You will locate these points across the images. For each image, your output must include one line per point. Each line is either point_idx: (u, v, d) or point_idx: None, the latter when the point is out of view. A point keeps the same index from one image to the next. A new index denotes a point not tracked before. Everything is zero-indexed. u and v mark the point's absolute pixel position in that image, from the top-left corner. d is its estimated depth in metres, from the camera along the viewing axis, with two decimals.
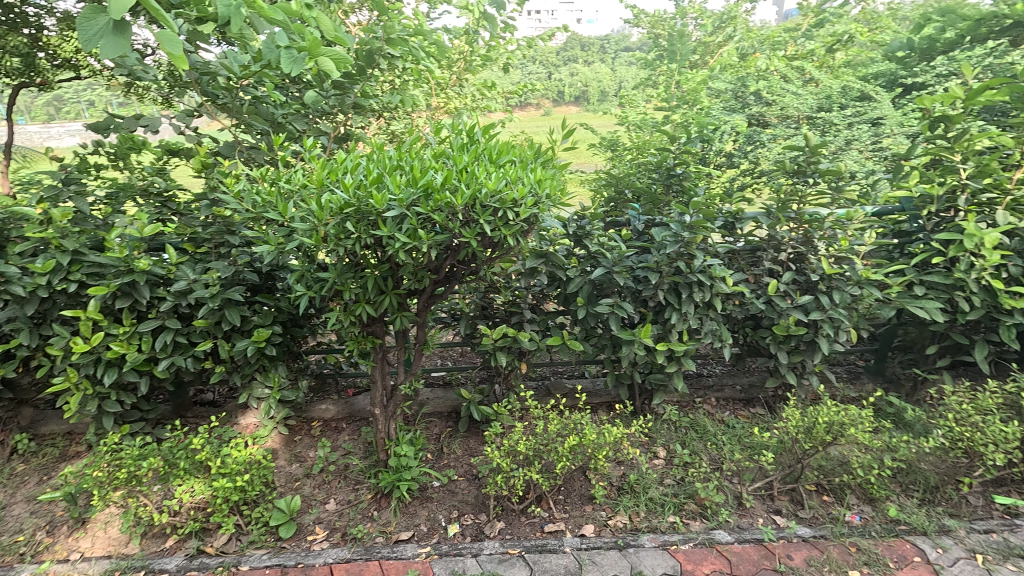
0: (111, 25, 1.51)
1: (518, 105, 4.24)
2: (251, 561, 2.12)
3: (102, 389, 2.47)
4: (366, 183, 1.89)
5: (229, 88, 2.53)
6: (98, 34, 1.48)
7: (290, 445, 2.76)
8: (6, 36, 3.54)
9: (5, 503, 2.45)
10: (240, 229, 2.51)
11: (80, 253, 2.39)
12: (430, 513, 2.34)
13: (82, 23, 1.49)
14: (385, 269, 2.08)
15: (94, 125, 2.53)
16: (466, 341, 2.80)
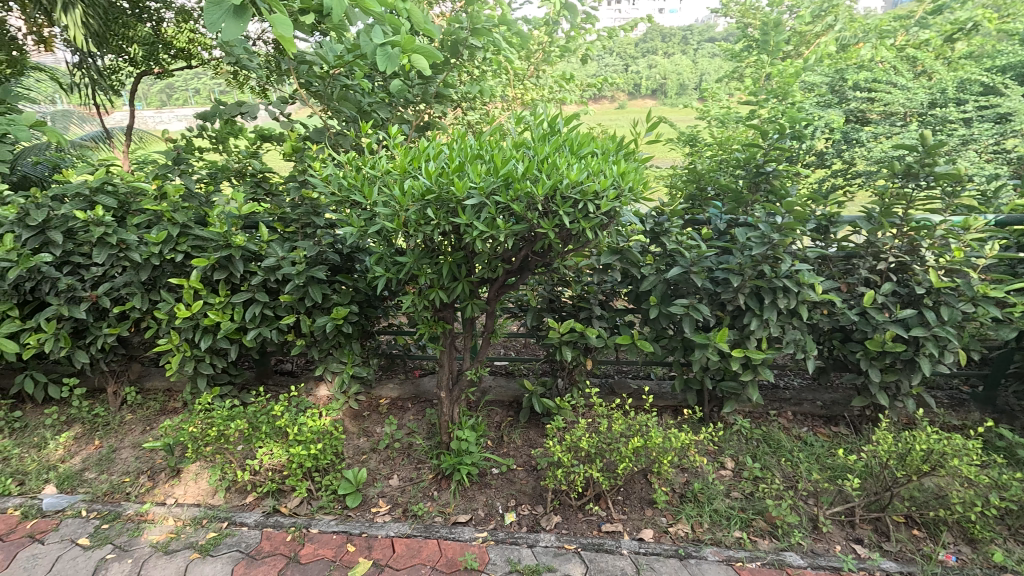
0: (231, 9, 1.60)
1: (593, 97, 4.16)
2: (320, 525, 2.25)
3: (198, 352, 2.70)
4: (448, 171, 1.92)
5: (323, 76, 2.69)
6: (220, 18, 1.57)
7: (359, 420, 2.90)
8: (133, 29, 4.02)
9: (115, 447, 2.76)
10: (326, 212, 2.65)
11: (186, 228, 2.61)
12: (488, 500, 2.37)
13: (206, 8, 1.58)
14: (460, 257, 2.12)
15: (201, 111, 2.73)
16: (532, 332, 2.80)
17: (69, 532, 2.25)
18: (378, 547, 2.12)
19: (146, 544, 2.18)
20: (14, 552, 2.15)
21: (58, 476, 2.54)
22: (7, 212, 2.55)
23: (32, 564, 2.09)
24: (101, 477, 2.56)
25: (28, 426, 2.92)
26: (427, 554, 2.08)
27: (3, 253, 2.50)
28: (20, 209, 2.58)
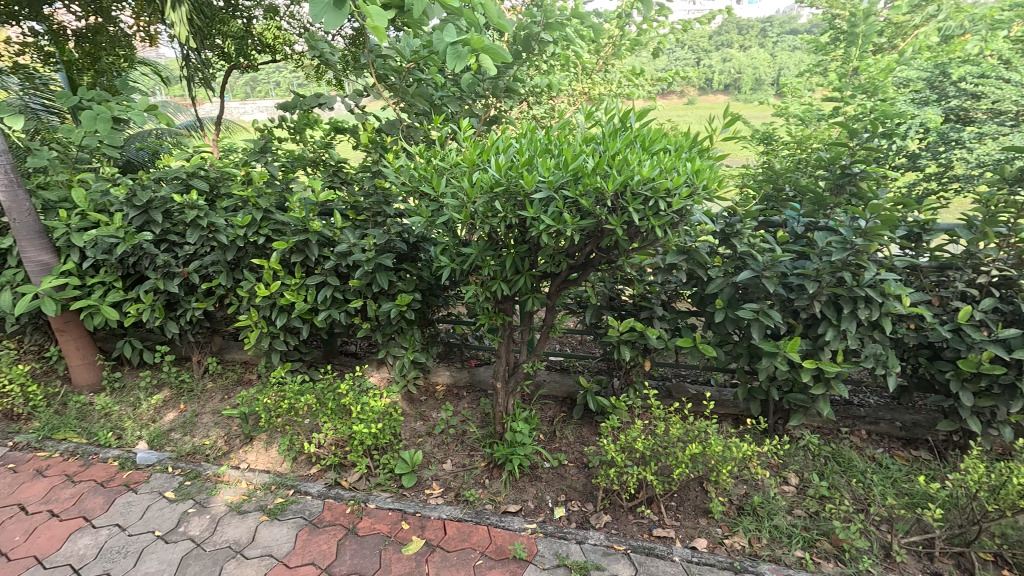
0: (331, 2, 1.68)
1: (662, 92, 4.04)
2: (377, 501, 2.35)
3: (274, 329, 2.89)
4: (518, 165, 1.94)
5: (398, 70, 2.77)
6: (321, 11, 1.66)
7: (416, 404, 3.00)
8: (227, 24, 4.41)
9: (198, 412, 3.01)
10: (395, 201, 2.74)
11: (269, 212, 2.79)
12: (538, 492, 2.39)
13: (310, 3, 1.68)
14: (524, 250, 2.14)
15: (284, 103, 2.87)
16: (590, 329, 2.78)
17: (158, 485, 2.48)
18: (431, 528, 2.19)
19: (222, 502, 2.37)
20: (113, 498, 2.40)
21: (150, 434, 2.80)
22: (118, 192, 2.83)
23: (127, 510, 2.33)
24: (185, 437, 2.81)
25: (127, 386, 3.24)
26: (477, 540, 2.13)
27: (112, 229, 2.78)
28: (128, 190, 2.85)
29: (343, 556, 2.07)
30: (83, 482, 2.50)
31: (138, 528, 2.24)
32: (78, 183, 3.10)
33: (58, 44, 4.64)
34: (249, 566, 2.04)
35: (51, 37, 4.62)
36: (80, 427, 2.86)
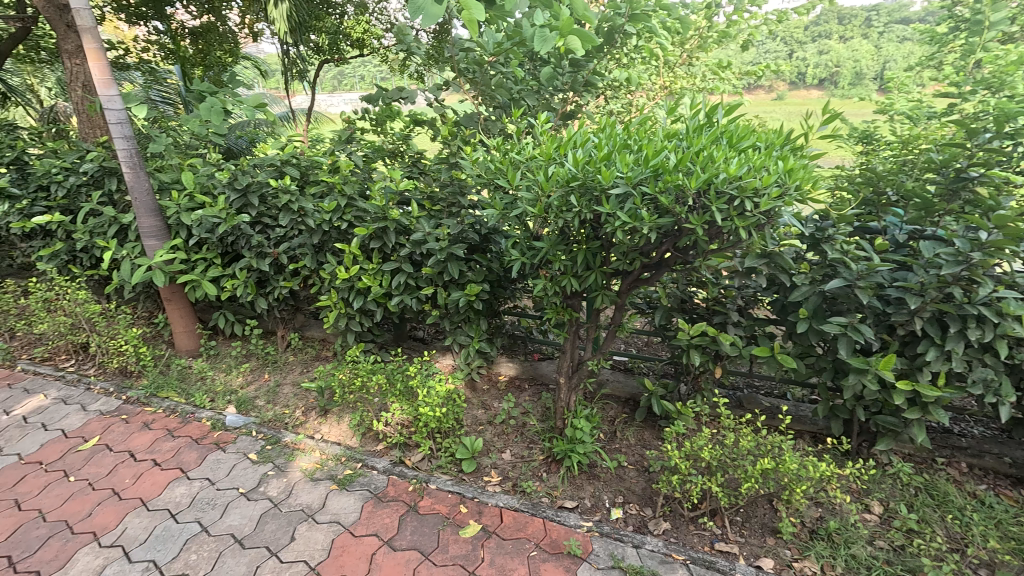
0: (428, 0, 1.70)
1: (749, 87, 3.83)
2: (438, 482, 2.43)
3: (350, 311, 3.05)
4: (595, 160, 1.93)
5: (480, 63, 2.82)
6: (419, 7, 1.68)
7: (479, 392, 3.06)
8: (325, 20, 4.90)
9: (280, 383, 3.24)
10: (470, 192, 2.79)
11: (352, 199, 2.95)
12: (596, 491, 2.37)
13: (408, 3, 1.70)
14: (596, 246, 2.12)
15: (368, 96, 2.99)
16: (658, 331, 2.71)
17: (243, 447, 2.71)
18: (487, 515, 2.24)
19: (297, 468, 2.54)
20: (205, 454, 2.65)
21: (238, 399, 3.06)
22: (221, 177, 3.10)
23: (216, 466, 2.57)
24: (268, 405, 3.04)
25: (220, 354, 3.55)
26: (532, 531, 2.15)
27: (216, 210, 3.05)
28: (230, 175, 3.11)
29: (403, 531, 2.17)
30: (181, 437, 2.78)
31: (225, 483, 2.45)
32: (188, 168, 3.42)
33: (176, 42, 5.13)
34: (319, 530, 2.18)
35: (171, 35, 5.12)
36: (180, 387, 3.17)
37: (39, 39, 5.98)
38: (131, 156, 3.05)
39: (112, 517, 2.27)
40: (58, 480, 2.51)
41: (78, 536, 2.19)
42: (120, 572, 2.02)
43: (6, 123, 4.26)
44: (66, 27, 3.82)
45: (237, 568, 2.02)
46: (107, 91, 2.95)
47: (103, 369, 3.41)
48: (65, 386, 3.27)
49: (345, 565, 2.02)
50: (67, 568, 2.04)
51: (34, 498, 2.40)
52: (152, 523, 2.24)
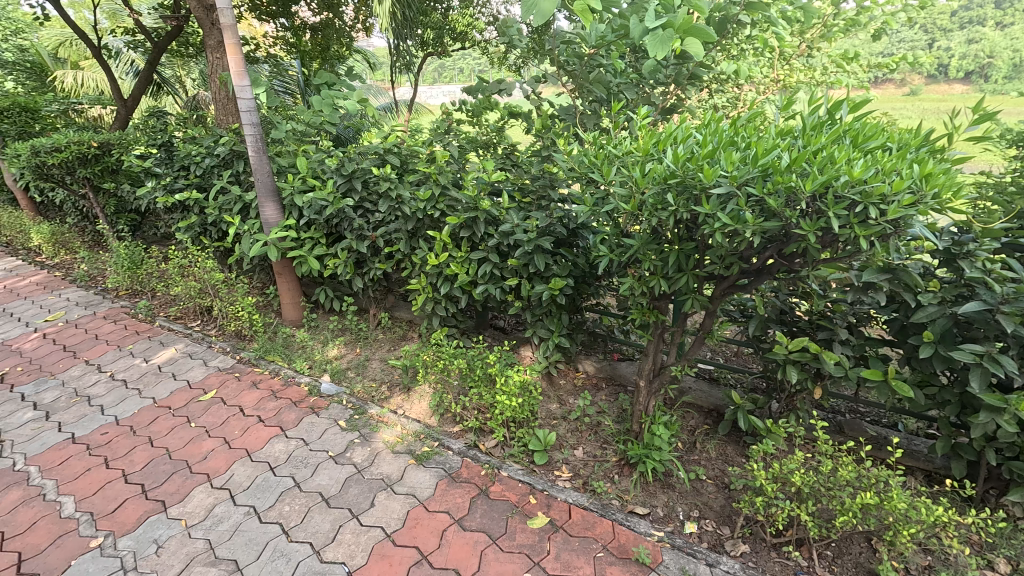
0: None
1: (876, 80, 3.45)
2: (509, 470, 2.47)
3: (437, 295, 3.18)
4: (698, 157, 1.83)
5: (581, 56, 2.79)
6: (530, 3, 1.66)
7: (555, 387, 3.06)
8: (430, 15, 5.40)
9: (370, 358, 3.45)
10: (561, 186, 2.78)
11: (446, 188, 3.04)
12: (669, 501, 2.29)
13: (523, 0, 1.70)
14: (690, 247, 2.02)
15: (468, 87, 3.08)
16: (752, 342, 2.54)
17: (334, 413, 2.93)
18: (556, 509, 2.24)
19: (380, 439, 2.70)
20: (301, 416, 2.90)
21: (332, 368, 3.31)
22: (331, 163, 3.34)
23: (310, 429, 2.80)
24: (358, 377, 3.26)
25: (319, 326, 3.85)
26: (600, 532, 2.12)
27: (325, 194, 3.30)
28: (339, 161, 3.34)
29: (474, 513, 2.23)
30: (282, 399, 3.06)
31: (317, 445, 2.67)
32: (303, 153, 3.73)
33: (298, 37, 5.62)
34: (397, 500, 2.31)
35: (294, 31, 5.59)
36: (284, 353, 3.49)
37: (188, 36, 6.80)
38: (256, 141, 3.37)
39: (223, 463, 2.56)
40: (182, 424, 2.86)
41: (195, 475, 2.49)
42: (227, 512, 2.28)
43: (158, 110, 4.89)
44: (211, 25, 4.30)
45: (323, 525, 2.20)
46: (240, 82, 3.28)
47: (223, 331, 3.84)
48: (191, 343, 3.72)
49: (418, 536, 2.12)
50: (185, 502, 2.33)
51: (163, 437, 2.77)
52: (255, 473, 2.50)
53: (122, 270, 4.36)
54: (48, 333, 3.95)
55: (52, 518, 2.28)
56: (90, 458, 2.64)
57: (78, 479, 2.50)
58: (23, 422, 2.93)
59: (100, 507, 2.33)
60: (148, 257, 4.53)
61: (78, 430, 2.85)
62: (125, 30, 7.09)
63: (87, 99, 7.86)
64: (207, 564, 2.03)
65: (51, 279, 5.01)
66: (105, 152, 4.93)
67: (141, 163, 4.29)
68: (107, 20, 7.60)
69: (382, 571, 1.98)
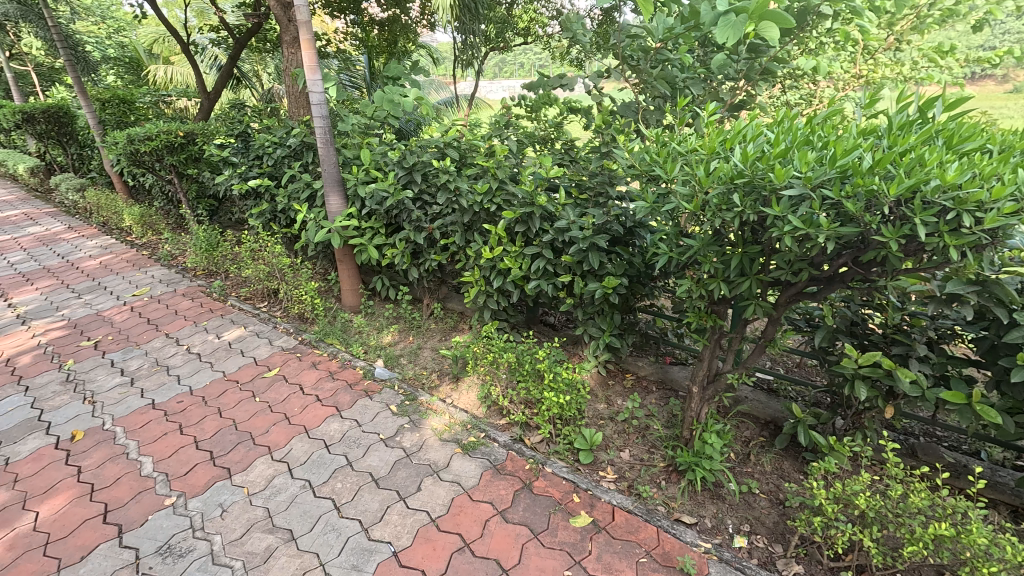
0: None
1: (975, 77, 3.14)
2: (554, 467, 2.46)
3: (490, 289, 3.21)
4: (769, 156, 1.75)
5: (646, 50, 2.71)
6: None
7: (603, 387, 3.02)
8: (496, 11, 5.48)
9: (422, 346, 3.54)
10: (620, 183, 2.73)
11: (503, 183, 3.05)
12: (719, 513, 2.21)
13: None
14: (755, 250, 1.93)
15: (529, 83, 3.09)
16: (817, 353, 2.40)
17: (386, 398, 3.03)
18: (599, 510, 2.22)
19: (429, 426, 2.77)
20: (356, 398, 3.02)
21: (386, 354, 3.42)
22: (393, 155, 3.44)
23: (364, 411, 2.91)
24: (410, 364, 3.35)
25: (375, 313, 3.99)
26: (644, 537, 2.08)
27: (386, 185, 3.40)
28: (401, 154, 3.44)
29: (517, 506, 2.25)
30: (339, 380, 3.20)
31: (369, 427, 2.78)
32: (367, 146, 3.86)
33: (366, 32, 5.86)
34: (442, 486, 2.37)
35: (362, 26, 5.82)
36: (342, 337, 3.64)
37: (267, 32, 7.19)
38: (325, 133, 3.52)
39: (284, 437, 2.72)
40: (248, 398, 3.05)
41: (257, 447, 2.65)
42: (284, 484, 2.41)
43: (238, 102, 5.21)
44: (288, 22, 4.53)
45: (372, 504, 2.29)
46: (312, 76, 3.43)
47: (287, 313, 4.05)
48: (259, 322, 3.95)
49: (461, 524, 2.17)
50: (248, 471, 2.49)
51: (231, 409, 2.96)
52: (311, 449, 2.63)
53: (200, 252, 4.68)
54: (134, 306, 4.31)
55: (133, 475, 2.50)
56: (167, 423, 2.87)
57: (156, 442, 2.72)
58: (111, 386, 3.22)
59: (174, 469, 2.53)
60: (223, 240, 4.85)
61: (157, 397, 3.10)
62: (211, 28, 7.58)
63: (176, 91, 8.50)
64: (265, 531, 2.16)
65: (139, 257, 5.47)
66: (190, 141, 5.31)
67: (221, 152, 4.59)
68: (196, 18, 8.17)
69: (425, 554, 2.03)
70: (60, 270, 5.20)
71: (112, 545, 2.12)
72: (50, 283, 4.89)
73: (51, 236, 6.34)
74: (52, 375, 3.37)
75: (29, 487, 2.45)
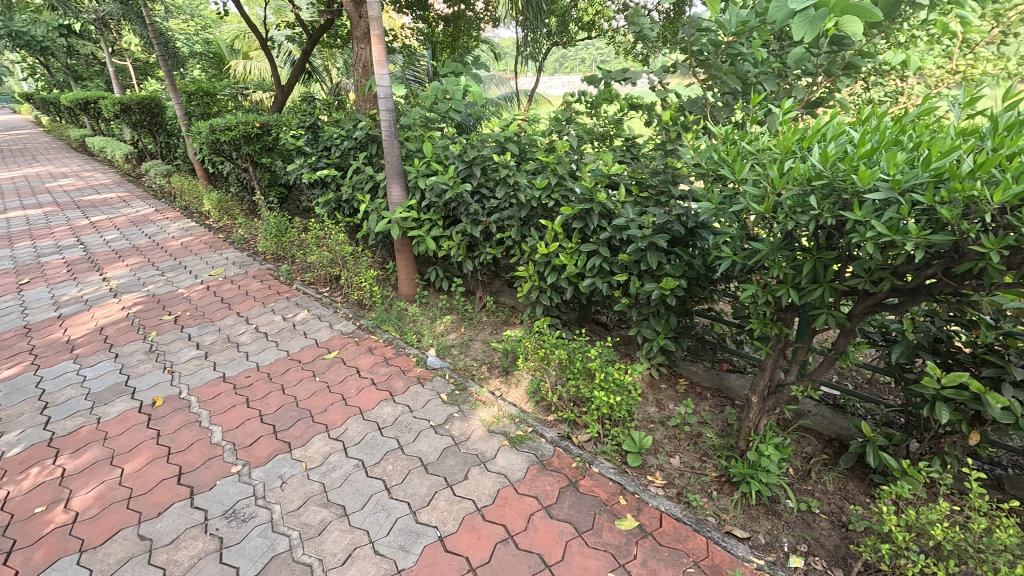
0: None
1: None
2: (600, 467, 2.43)
3: (543, 285, 3.21)
4: (852, 157, 1.65)
5: (716, 44, 2.56)
6: None
7: (655, 390, 2.96)
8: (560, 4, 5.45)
9: (473, 338, 3.59)
10: (684, 182, 2.66)
11: (562, 179, 3.04)
12: (773, 529, 2.11)
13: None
14: (830, 256, 1.82)
15: (590, 77, 2.99)
16: (893, 370, 2.24)
17: (437, 386, 3.10)
18: (646, 514, 2.18)
19: (478, 417, 2.81)
20: (408, 384, 3.11)
21: (438, 344, 3.49)
22: (454, 149, 3.49)
23: (416, 397, 2.99)
24: (461, 355, 3.40)
25: (429, 303, 4.08)
26: (692, 547, 2.03)
27: (446, 178, 3.46)
28: (462, 148, 3.49)
29: (562, 503, 2.24)
30: (393, 366, 3.31)
31: (420, 414, 2.85)
32: (429, 139, 3.94)
33: (431, 28, 6.01)
34: (489, 477, 2.40)
35: (427, 21, 5.98)
36: (397, 325, 3.75)
37: (338, 28, 7.45)
38: (390, 127, 3.61)
39: (340, 417, 2.84)
40: (308, 377, 3.21)
41: (316, 425, 2.79)
42: (339, 462, 2.52)
43: (309, 96, 5.46)
44: (359, 18, 4.66)
45: (420, 488, 2.35)
46: (380, 70, 3.52)
47: (347, 298, 4.22)
48: (321, 306, 4.14)
49: (506, 516, 2.19)
50: (307, 447, 2.62)
51: (293, 387, 3.13)
52: (365, 431, 2.73)
53: (270, 237, 4.96)
54: (210, 286, 4.62)
55: (205, 442, 2.69)
56: (235, 396, 3.06)
57: (226, 413, 2.91)
58: (188, 358, 3.48)
59: (240, 439, 2.70)
60: (291, 227, 5.10)
61: (228, 371, 3.32)
62: (288, 24, 7.96)
63: (253, 85, 9.03)
64: (320, 505, 2.27)
65: (215, 240, 5.85)
66: (265, 132, 5.61)
67: (294, 142, 4.81)
68: (274, 15, 8.64)
69: (470, 542, 2.07)
70: (147, 249, 5.64)
71: (185, 504, 2.30)
72: (138, 261, 5.32)
73: (141, 218, 6.90)
74: (137, 345, 3.67)
75: (116, 445, 2.70)
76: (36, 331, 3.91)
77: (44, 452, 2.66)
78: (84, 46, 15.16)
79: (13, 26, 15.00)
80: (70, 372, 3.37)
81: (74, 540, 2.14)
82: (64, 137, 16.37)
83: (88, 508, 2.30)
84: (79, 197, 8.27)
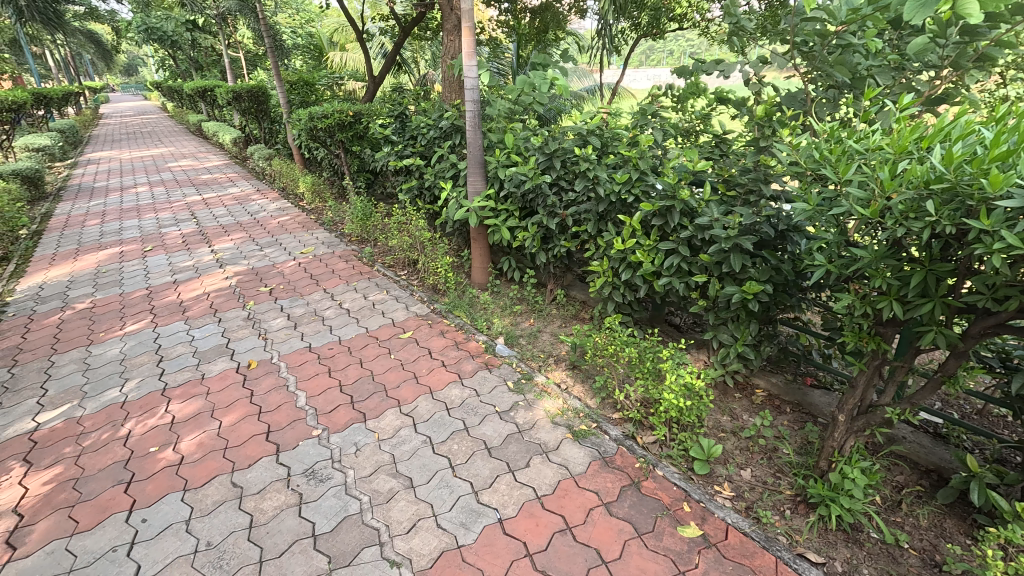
0: None
1: None
2: (664, 470, 2.38)
3: (616, 281, 3.16)
4: (982, 159, 1.49)
5: (823, 35, 2.38)
6: None
7: (728, 399, 2.83)
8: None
9: (542, 329, 3.62)
10: (776, 181, 2.50)
11: (644, 174, 2.96)
12: (852, 558, 1.96)
13: None
14: (944, 269, 1.65)
15: (681, 69, 2.88)
16: (1011, 402, 2.00)
17: (504, 373, 3.16)
18: (711, 525, 2.10)
19: (542, 408, 2.84)
20: (476, 369, 3.20)
21: (507, 333, 3.54)
22: (535, 140, 3.51)
23: (483, 382, 3.07)
24: (529, 345, 3.44)
25: (500, 292, 4.15)
26: (760, 564, 1.94)
27: (526, 169, 3.49)
28: (543, 140, 3.49)
29: (622, 502, 2.22)
30: (463, 350, 3.41)
31: (487, 399, 2.92)
32: (511, 130, 3.98)
33: (517, 19, 6.10)
34: (550, 468, 2.42)
35: (514, 12, 6.05)
36: (468, 311, 3.84)
37: (428, 20, 7.72)
38: (474, 117, 3.67)
39: (411, 395, 2.97)
40: (384, 354, 3.39)
41: (388, 399, 2.94)
42: (409, 436, 2.64)
43: (399, 86, 5.70)
44: (450, 10, 4.78)
45: (483, 470, 2.42)
46: (468, 61, 3.59)
47: (423, 282, 4.39)
48: (398, 289, 4.34)
49: (565, 507, 2.20)
50: (380, 419, 2.77)
51: (370, 362, 3.32)
52: (434, 409, 2.84)
53: (356, 221, 5.25)
54: (301, 263, 4.98)
55: (291, 405, 2.92)
56: (319, 365, 3.30)
57: (310, 380, 3.15)
58: (279, 327, 3.79)
59: (321, 406, 2.90)
60: (376, 211, 5.37)
61: (313, 342, 3.58)
62: (381, 17, 8.34)
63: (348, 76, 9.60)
64: (390, 475, 2.40)
65: (307, 221, 6.29)
66: (356, 120, 5.92)
67: (383, 131, 5.03)
68: (370, 8, 9.09)
69: (528, 528, 2.11)
70: (249, 226, 6.17)
71: (271, 460, 2.51)
72: (241, 236, 5.83)
73: (245, 197, 7.55)
74: (237, 312, 4.04)
75: (216, 400, 3.00)
76: (156, 293, 4.42)
77: (157, 400, 3.01)
78: (206, 39, 16.78)
79: (149, 21, 16.85)
80: (181, 332, 3.77)
81: (179, 479, 2.42)
82: (184, 122, 18.21)
83: (191, 453, 2.59)
84: (195, 177, 9.21)
